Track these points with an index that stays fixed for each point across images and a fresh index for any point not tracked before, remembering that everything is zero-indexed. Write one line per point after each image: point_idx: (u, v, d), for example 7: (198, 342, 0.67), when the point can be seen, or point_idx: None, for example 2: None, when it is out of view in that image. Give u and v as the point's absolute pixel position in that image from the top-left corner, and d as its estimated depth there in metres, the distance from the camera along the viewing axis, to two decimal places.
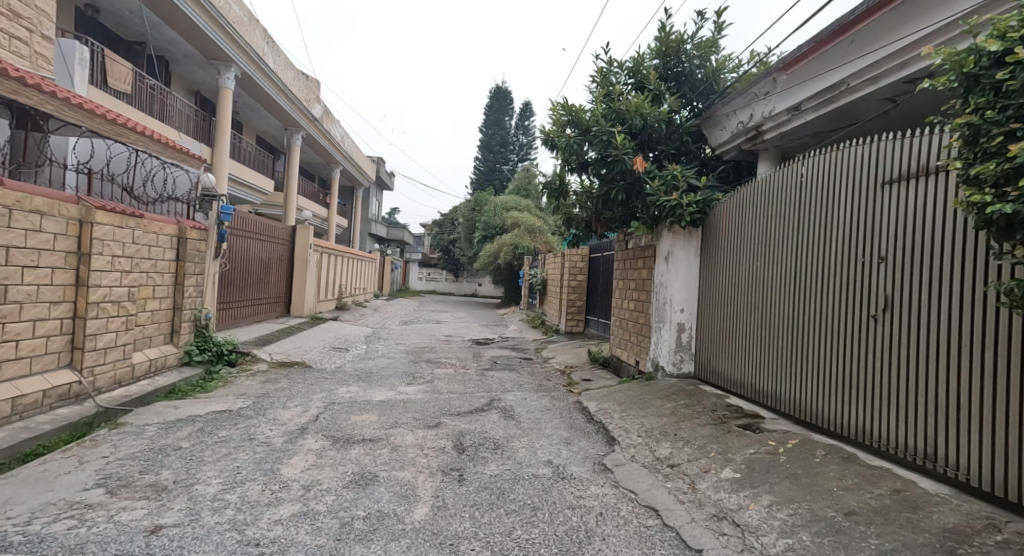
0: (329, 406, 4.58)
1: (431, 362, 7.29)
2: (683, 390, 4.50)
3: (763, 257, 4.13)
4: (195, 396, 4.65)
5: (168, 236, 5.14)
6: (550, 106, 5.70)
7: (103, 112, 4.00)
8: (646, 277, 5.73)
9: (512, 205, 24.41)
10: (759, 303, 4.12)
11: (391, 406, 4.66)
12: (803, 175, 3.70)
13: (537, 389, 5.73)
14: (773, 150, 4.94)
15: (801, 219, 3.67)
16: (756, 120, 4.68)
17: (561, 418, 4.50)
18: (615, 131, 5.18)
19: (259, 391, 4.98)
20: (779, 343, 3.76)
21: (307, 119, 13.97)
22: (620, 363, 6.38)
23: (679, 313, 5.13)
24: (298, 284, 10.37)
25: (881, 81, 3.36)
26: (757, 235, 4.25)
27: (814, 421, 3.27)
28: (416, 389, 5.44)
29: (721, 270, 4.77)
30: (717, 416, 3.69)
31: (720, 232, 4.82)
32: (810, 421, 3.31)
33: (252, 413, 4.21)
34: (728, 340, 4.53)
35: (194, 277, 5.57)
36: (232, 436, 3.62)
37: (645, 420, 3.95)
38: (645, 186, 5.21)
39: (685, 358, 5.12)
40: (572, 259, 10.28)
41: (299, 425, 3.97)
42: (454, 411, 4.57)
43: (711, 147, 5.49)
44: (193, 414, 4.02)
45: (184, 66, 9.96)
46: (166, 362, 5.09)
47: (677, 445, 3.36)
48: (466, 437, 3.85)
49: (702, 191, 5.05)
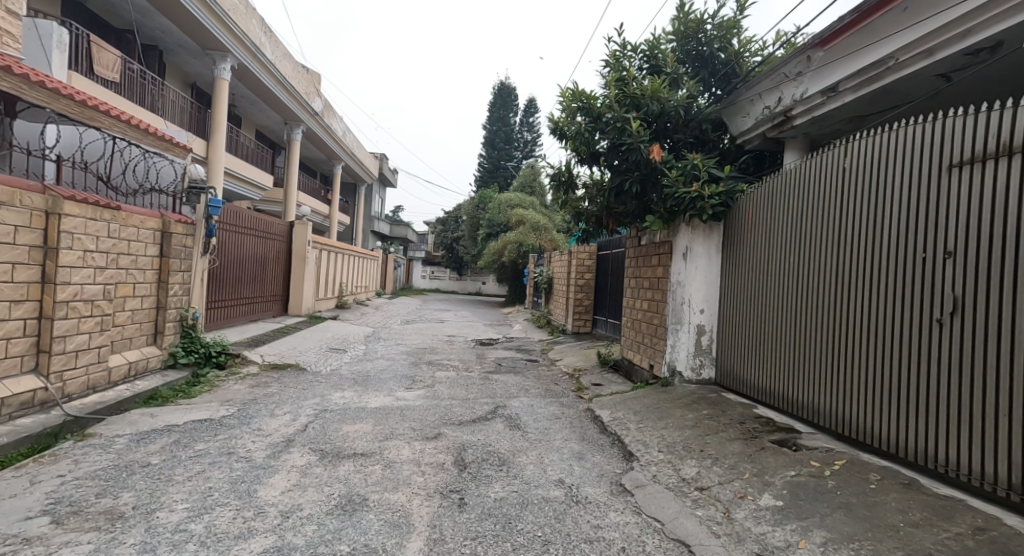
0: (320, 414, 4.24)
1: (433, 364, 6.94)
2: (704, 399, 4.11)
3: (795, 253, 3.76)
4: (177, 402, 4.31)
5: (151, 231, 4.82)
6: (559, 92, 5.34)
7: (70, 92, 3.63)
8: (662, 275, 5.36)
9: (517, 203, 23.98)
10: (791, 304, 3.74)
11: (387, 414, 4.31)
12: (842, 162, 3.32)
13: (544, 394, 5.36)
14: (801, 137, 4.55)
15: (839, 211, 3.30)
16: (785, 103, 4.28)
17: (572, 429, 4.14)
18: (630, 117, 4.79)
19: (246, 396, 4.65)
20: (815, 349, 3.40)
21: (307, 112, 13.64)
22: (633, 367, 6.01)
23: (699, 314, 4.77)
24: (295, 282, 10.03)
25: (937, 55, 2.97)
26: (788, 230, 3.88)
27: (858, 437, 2.92)
28: (415, 394, 5.09)
29: (745, 269, 4.40)
30: (747, 430, 3.31)
31: (745, 227, 4.45)
32: (854, 437, 2.95)
33: (235, 422, 3.87)
34: (755, 343, 4.16)
35: (179, 275, 5.24)
36: (210, 449, 3.28)
37: (665, 433, 3.57)
38: (662, 177, 4.83)
39: (705, 362, 4.76)
40: (581, 258, 9.92)
41: (285, 437, 3.62)
42: (455, 420, 4.22)
43: (731, 136, 5.11)
44: (170, 424, 3.68)
45: (177, 56, 9.65)
46: (147, 366, 4.76)
47: (704, 464, 2.99)
48: (468, 451, 3.49)
49: (724, 181, 4.66)
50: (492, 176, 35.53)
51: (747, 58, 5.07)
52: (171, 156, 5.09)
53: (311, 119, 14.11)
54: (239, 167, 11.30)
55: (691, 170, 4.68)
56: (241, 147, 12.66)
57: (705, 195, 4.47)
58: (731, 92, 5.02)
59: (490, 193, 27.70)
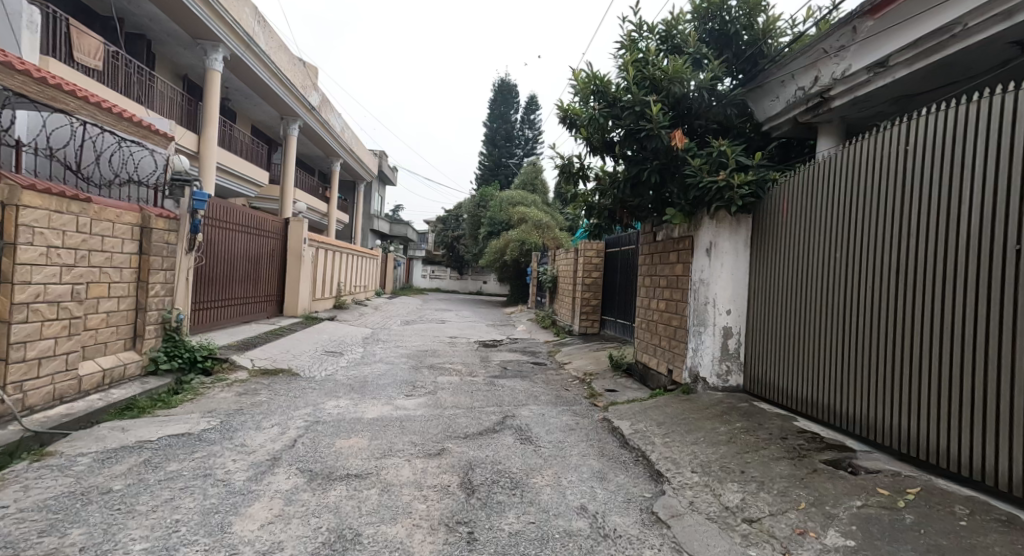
0: (311, 426, 3.84)
1: (435, 368, 6.55)
2: (736, 410, 3.72)
3: (836, 248, 3.38)
4: (154, 413, 3.91)
5: (128, 225, 4.43)
6: (572, 75, 4.93)
7: (26, 66, 3.22)
8: (682, 274, 4.97)
9: (520, 200, 23.55)
10: (831, 304, 3.37)
11: (386, 426, 3.91)
12: (891, 147, 2.96)
13: (555, 402, 4.97)
14: (837, 121, 4.17)
15: (889, 200, 2.93)
16: (825, 82, 3.88)
17: (590, 443, 3.74)
18: (651, 101, 4.38)
19: (233, 406, 4.25)
20: (863, 354, 3.02)
21: (304, 106, 13.24)
22: (649, 372, 5.62)
23: (725, 316, 4.37)
24: (291, 281, 9.64)
25: (1017, 17, 2.57)
26: (827, 222, 3.50)
27: (924, 457, 2.54)
28: (416, 403, 4.69)
29: (777, 265, 4.02)
30: (791, 448, 2.92)
31: (776, 220, 4.06)
32: (920, 457, 2.57)
33: (216, 437, 3.48)
34: (789, 348, 3.78)
35: (161, 274, 4.86)
36: (184, 471, 2.88)
37: (697, 450, 3.17)
38: (684, 165, 4.43)
39: (732, 369, 4.36)
40: (587, 254, 9.48)
41: (270, 454, 3.23)
42: (460, 432, 3.83)
43: (757, 122, 4.73)
44: (142, 440, 3.29)
45: (167, 46, 9.27)
46: (124, 373, 4.36)
47: (749, 490, 2.59)
48: (476, 471, 3.10)
49: (754, 169, 4.26)
50: (493, 174, 35.14)
51: (775, 38, 4.67)
52: (149, 145, 4.71)
53: (308, 114, 13.72)
54: (232, 163, 10.89)
55: (718, 159, 4.28)
56: (235, 142, 12.28)
57: (735, 184, 4.06)
58: (759, 74, 4.61)
59: (490, 190, 27.32)
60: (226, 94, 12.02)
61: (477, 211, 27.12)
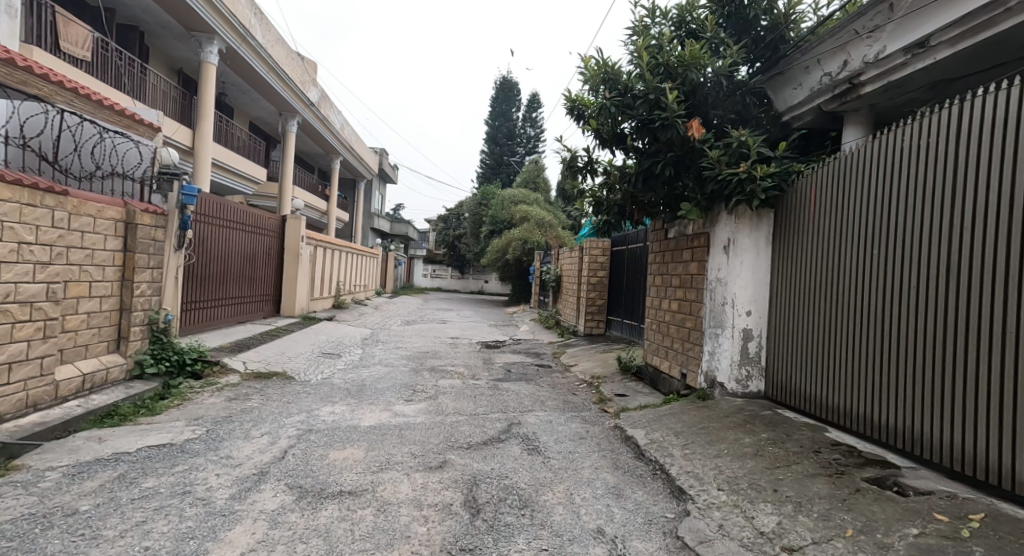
0: (303, 435, 3.59)
1: (435, 370, 6.30)
2: (761, 419, 3.46)
3: (866, 244, 3.13)
4: (136, 421, 3.66)
5: (111, 221, 4.18)
6: (582, 62, 4.65)
7: None
8: (698, 272, 4.71)
9: (521, 199, 23.32)
10: (862, 306, 3.13)
11: (383, 435, 3.65)
12: (928, 134, 2.72)
13: (563, 408, 4.71)
14: (866, 109, 3.91)
15: (926, 194, 2.70)
16: (856, 66, 3.62)
17: (603, 455, 3.47)
18: (666, 88, 4.12)
19: (221, 413, 4.00)
20: (900, 359, 2.77)
21: (302, 102, 12.99)
22: (661, 375, 5.37)
23: (744, 318, 4.11)
24: (288, 280, 9.39)
25: None
26: (855, 215, 3.25)
27: (976, 473, 2.29)
28: (416, 409, 4.43)
29: (799, 264, 3.78)
30: (826, 464, 2.65)
31: (800, 215, 3.80)
32: (971, 473, 2.32)
33: (200, 448, 3.23)
34: (814, 351, 3.53)
35: (147, 272, 4.60)
36: (161, 488, 2.63)
37: (722, 464, 2.91)
38: (702, 156, 4.17)
39: (752, 373, 4.09)
40: (592, 253, 9.20)
41: (257, 468, 2.97)
42: (463, 442, 3.58)
43: (777, 112, 4.48)
44: (119, 451, 3.03)
45: (161, 38, 9.04)
46: (106, 377, 4.11)
47: (785, 512, 2.32)
48: (480, 486, 2.85)
49: (778, 161, 3.99)
50: (494, 172, 34.88)
51: (797, 22, 4.41)
52: (132, 136, 4.42)
53: (307, 110, 13.48)
54: (228, 159, 10.65)
55: (738, 150, 4.01)
56: (232, 138, 12.05)
57: (758, 175, 3.79)
58: (780, 61, 4.35)
59: (491, 189, 27.06)
60: (223, 89, 11.78)
61: (478, 210, 26.84)
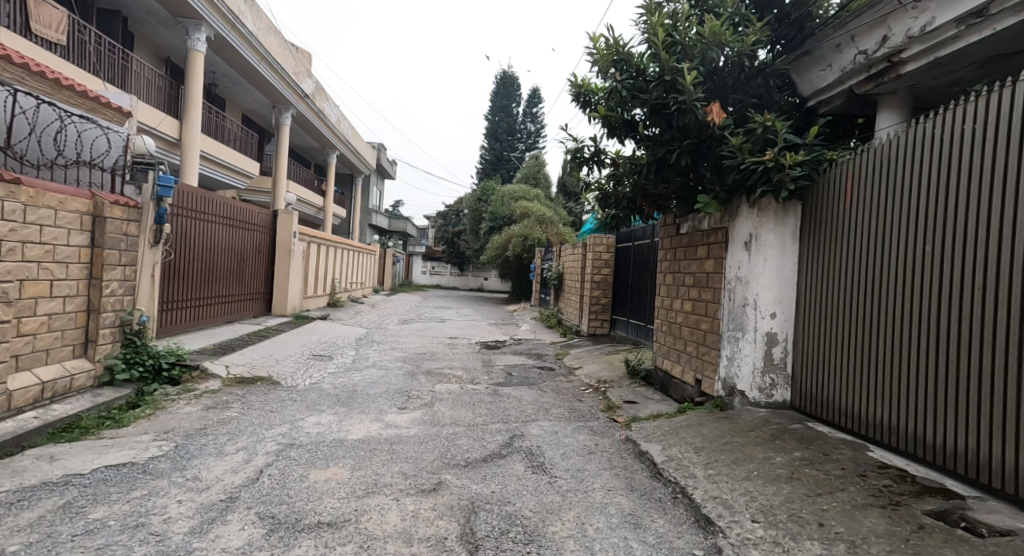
0: (283, 451, 3.24)
1: (432, 374, 5.95)
2: (792, 434, 3.11)
3: (907, 240, 2.78)
4: (99, 435, 3.31)
5: (75, 213, 3.82)
6: (590, 41, 4.27)
7: None
8: (715, 270, 4.36)
9: (521, 195, 22.97)
10: (896, 309, 2.83)
11: (372, 451, 3.30)
12: (978, 115, 2.39)
13: (569, 417, 4.37)
14: (904, 90, 3.55)
15: (973, 183, 2.39)
16: (896, 42, 3.26)
17: (616, 474, 3.13)
18: (684, 67, 3.74)
19: (195, 425, 3.64)
20: (943, 369, 2.46)
21: (296, 94, 12.60)
22: (673, 381, 5.02)
23: (768, 321, 3.75)
24: (279, 278, 9.02)
25: None
26: (897, 207, 2.88)
27: None
28: (410, 419, 4.08)
29: (831, 262, 3.41)
30: (878, 492, 2.30)
31: (832, 208, 3.42)
32: None
33: (165, 468, 2.88)
34: (843, 357, 3.21)
35: (117, 270, 4.24)
36: (110, 521, 2.27)
37: (754, 490, 2.55)
38: (723, 143, 3.81)
39: (777, 382, 3.75)
40: (597, 250, 8.84)
41: (226, 493, 2.62)
42: (460, 459, 3.24)
43: (804, 97, 4.14)
44: (70, 473, 2.69)
45: (146, 25, 8.66)
46: (70, 385, 3.75)
47: (837, 554, 1.97)
48: (480, 515, 2.51)
49: (808, 148, 3.61)
50: (494, 168, 34.52)
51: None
52: (100, 121, 4.10)
53: (301, 102, 13.10)
54: (219, 153, 10.27)
55: (764, 136, 3.64)
56: (223, 131, 11.67)
57: (786, 164, 3.42)
58: (807, 39, 3.98)
59: (491, 184, 26.67)
60: (214, 79, 11.39)
61: (478, 206, 26.45)
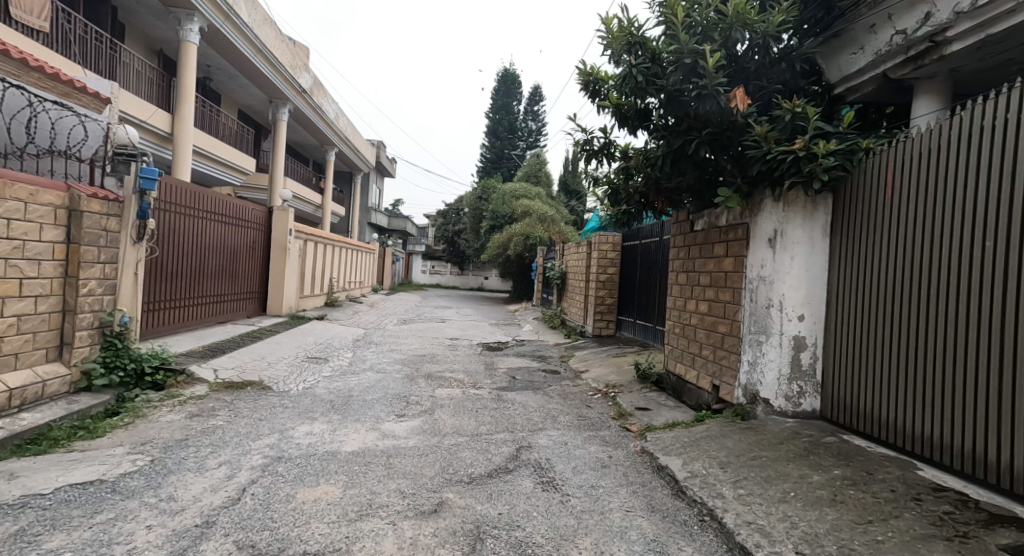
0: (270, 465, 2.97)
1: (432, 378, 5.68)
2: (829, 449, 2.83)
3: (957, 233, 2.49)
4: (70, 447, 3.03)
5: (48, 206, 3.54)
6: (603, 22, 3.98)
7: None
8: (735, 269, 4.08)
9: (522, 193, 22.69)
10: (945, 310, 2.53)
11: (367, 466, 3.03)
12: None
13: (578, 426, 4.09)
14: (944, 74, 3.27)
15: None
16: (940, 19, 2.97)
17: (634, 493, 2.85)
18: (706, 49, 3.45)
19: (176, 434, 3.37)
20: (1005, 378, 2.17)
21: (293, 88, 12.31)
22: (687, 386, 4.75)
23: (795, 324, 3.46)
24: (274, 277, 8.75)
25: None
26: (945, 197, 2.58)
27: None
28: (408, 428, 3.81)
29: (867, 259, 3.12)
30: (940, 522, 2.01)
31: (868, 200, 3.12)
32: None
33: (137, 486, 2.60)
34: (883, 363, 2.92)
35: (95, 268, 3.96)
36: (65, 553, 1.99)
37: (794, 514, 2.27)
38: (747, 132, 3.52)
39: (805, 389, 3.44)
40: (602, 248, 8.55)
41: (203, 516, 2.35)
42: (463, 475, 2.97)
43: (832, 83, 3.85)
44: (30, 493, 2.41)
45: (137, 15, 8.40)
46: (43, 392, 3.48)
47: None
48: (487, 541, 2.24)
49: (840, 136, 3.33)
50: (494, 166, 34.23)
51: None
52: (74, 107, 3.84)
53: (299, 97, 12.83)
54: (213, 148, 10.00)
55: (794, 123, 3.34)
56: (219, 126, 11.39)
57: (820, 153, 3.12)
58: (836, 20, 3.70)
59: (492, 182, 26.40)
60: (208, 73, 11.11)
61: (477, 205, 26.17)
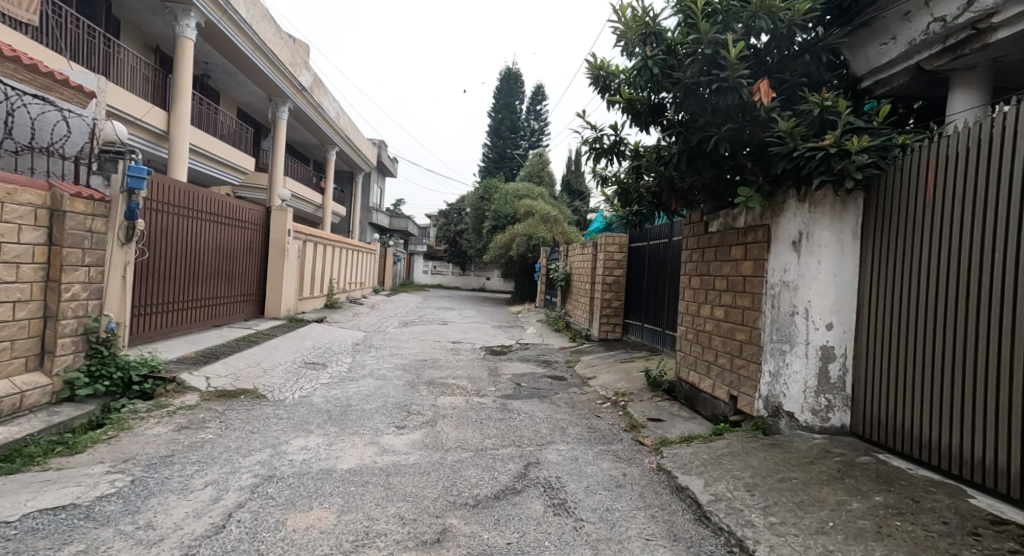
0: (260, 486, 2.76)
1: (435, 385, 5.47)
2: (865, 471, 2.60)
3: (1010, 236, 2.25)
4: (46, 465, 2.82)
5: (26, 206, 3.34)
6: (616, 11, 3.76)
7: None
8: (755, 274, 3.86)
9: (525, 193, 22.49)
10: (998, 320, 2.29)
11: (365, 486, 2.81)
12: None
13: (589, 439, 3.87)
14: (985, 65, 3.03)
15: None
16: (985, 4, 2.73)
17: (653, 518, 2.62)
18: (728, 37, 3.22)
19: (161, 450, 3.15)
20: None
21: (292, 86, 12.11)
22: (702, 396, 4.53)
23: (822, 333, 3.23)
24: (273, 279, 8.55)
25: None
26: (995, 197, 2.34)
27: None
28: (409, 442, 3.60)
29: (902, 264, 2.89)
30: None
31: (903, 200, 2.89)
32: None
33: (113, 511, 2.39)
34: (924, 378, 2.67)
35: (80, 271, 3.75)
36: None
37: (836, 549, 2.04)
38: (772, 126, 3.29)
39: (834, 403, 3.20)
40: (609, 250, 8.35)
41: (183, 546, 2.14)
42: (468, 496, 2.76)
43: (862, 75, 3.63)
44: None
45: (132, 10, 8.21)
46: (20, 403, 3.26)
47: None
48: None
49: (874, 131, 3.09)
50: (496, 166, 34.02)
51: None
52: (55, 100, 3.65)
53: (298, 96, 12.64)
54: (210, 147, 9.81)
55: (824, 118, 3.11)
56: (217, 125, 11.20)
57: (853, 150, 2.89)
58: (865, 9, 3.47)
59: (494, 182, 26.22)
60: (207, 70, 10.92)
61: (478, 205, 25.96)
